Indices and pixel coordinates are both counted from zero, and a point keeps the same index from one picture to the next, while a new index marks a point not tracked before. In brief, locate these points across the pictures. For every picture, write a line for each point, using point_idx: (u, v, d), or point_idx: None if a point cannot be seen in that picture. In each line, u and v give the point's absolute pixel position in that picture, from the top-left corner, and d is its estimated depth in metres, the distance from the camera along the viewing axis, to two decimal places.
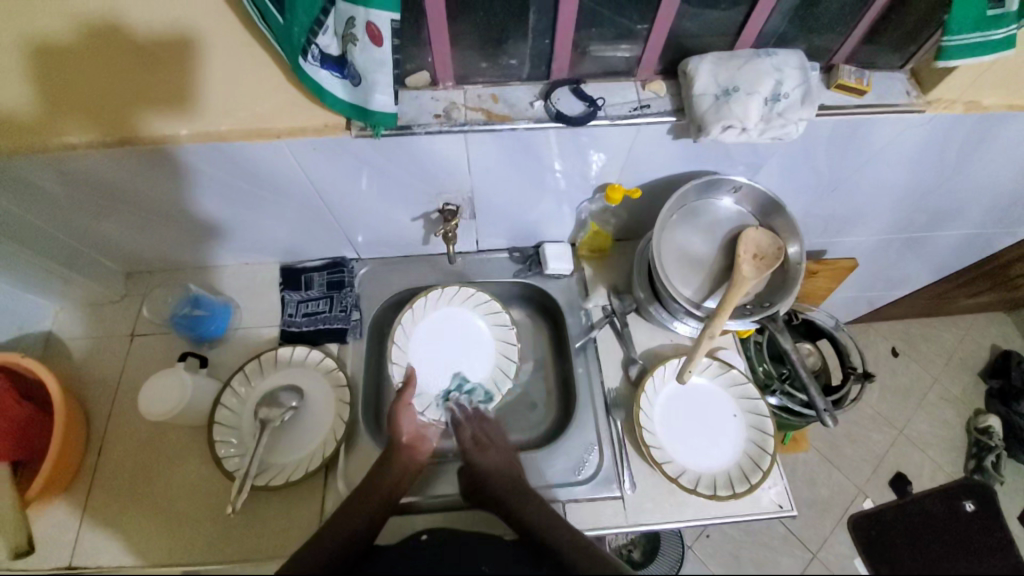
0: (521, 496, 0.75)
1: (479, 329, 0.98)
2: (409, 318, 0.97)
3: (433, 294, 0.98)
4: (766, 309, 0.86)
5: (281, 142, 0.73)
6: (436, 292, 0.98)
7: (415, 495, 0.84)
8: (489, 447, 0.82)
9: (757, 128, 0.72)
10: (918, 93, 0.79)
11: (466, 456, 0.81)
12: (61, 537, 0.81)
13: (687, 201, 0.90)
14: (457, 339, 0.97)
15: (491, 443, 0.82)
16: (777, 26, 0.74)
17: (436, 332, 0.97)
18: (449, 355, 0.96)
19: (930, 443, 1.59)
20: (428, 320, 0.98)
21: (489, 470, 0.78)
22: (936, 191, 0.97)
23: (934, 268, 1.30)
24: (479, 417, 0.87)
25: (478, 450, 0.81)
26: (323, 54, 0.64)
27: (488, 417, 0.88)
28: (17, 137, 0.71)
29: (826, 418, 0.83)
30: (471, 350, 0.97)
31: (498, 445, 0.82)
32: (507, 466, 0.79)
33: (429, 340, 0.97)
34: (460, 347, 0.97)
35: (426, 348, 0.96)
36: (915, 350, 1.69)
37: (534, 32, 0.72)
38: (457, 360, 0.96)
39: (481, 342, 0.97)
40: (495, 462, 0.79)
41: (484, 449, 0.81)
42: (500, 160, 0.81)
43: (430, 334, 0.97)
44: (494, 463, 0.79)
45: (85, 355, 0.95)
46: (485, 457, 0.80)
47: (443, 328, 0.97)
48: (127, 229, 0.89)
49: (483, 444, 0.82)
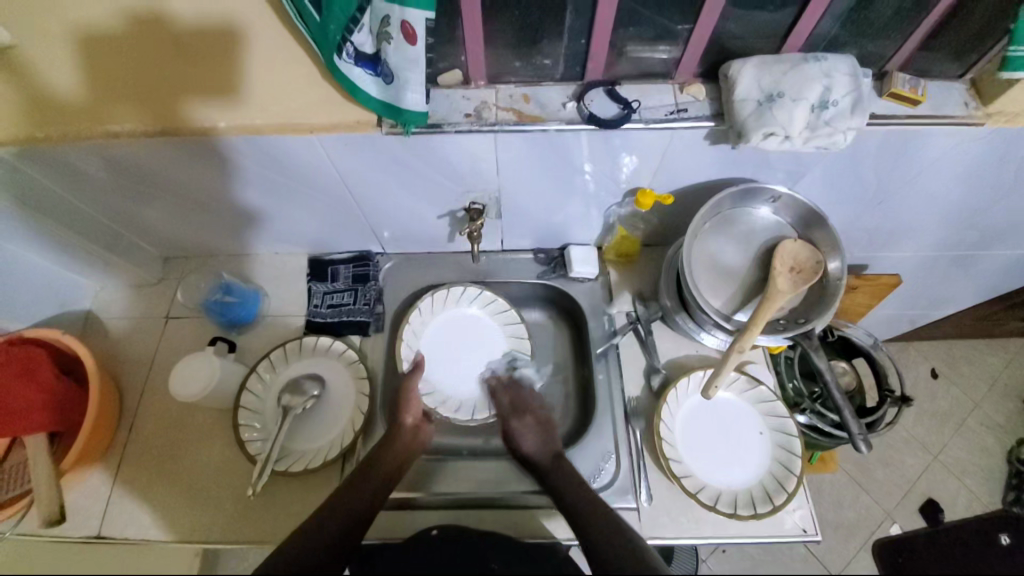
0: (552, 467, 0.78)
1: (493, 331, 0.97)
2: (426, 307, 0.97)
3: (476, 290, 0.98)
4: (801, 325, 0.82)
5: (313, 137, 0.74)
6: (480, 291, 0.98)
7: (416, 490, 0.85)
8: (524, 419, 0.85)
9: (802, 136, 0.68)
10: (978, 104, 0.74)
11: (507, 421, 0.85)
12: (91, 506, 0.85)
13: (721, 209, 0.87)
14: (472, 345, 0.97)
15: (523, 417, 0.85)
16: (827, 30, 0.71)
17: (449, 326, 0.97)
18: (457, 351, 0.96)
19: (969, 471, 1.51)
20: (442, 313, 0.98)
21: (524, 440, 0.82)
22: (991, 208, 0.91)
23: (984, 288, 1.22)
24: (515, 385, 0.90)
25: (517, 421, 0.85)
26: (357, 51, 0.63)
27: (524, 385, 0.90)
28: (65, 124, 0.75)
29: (857, 442, 0.79)
30: (481, 350, 0.96)
31: (537, 416, 0.85)
32: (543, 440, 0.82)
33: (442, 334, 0.97)
34: (470, 352, 0.96)
35: (438, 339, 0.97)
36: (957, 373, 1.60)
37: (570, 32, 0.70)
38: (464, 362, 0.96)
39: (492, 343, 0.97)
40: (528, 437, 0.82)
41: (523, 418, 0.85)
42: (529, 161, 0.80)
43: (444, 328, 0.97)
44: (530, 437, 0.82)
45: (122, 334, 0.99)
46: (519, 429, 0.84)
47: (458, 323, 0.98)
48: (166, 216, 0.92)
49: (521, 410, 0.86)
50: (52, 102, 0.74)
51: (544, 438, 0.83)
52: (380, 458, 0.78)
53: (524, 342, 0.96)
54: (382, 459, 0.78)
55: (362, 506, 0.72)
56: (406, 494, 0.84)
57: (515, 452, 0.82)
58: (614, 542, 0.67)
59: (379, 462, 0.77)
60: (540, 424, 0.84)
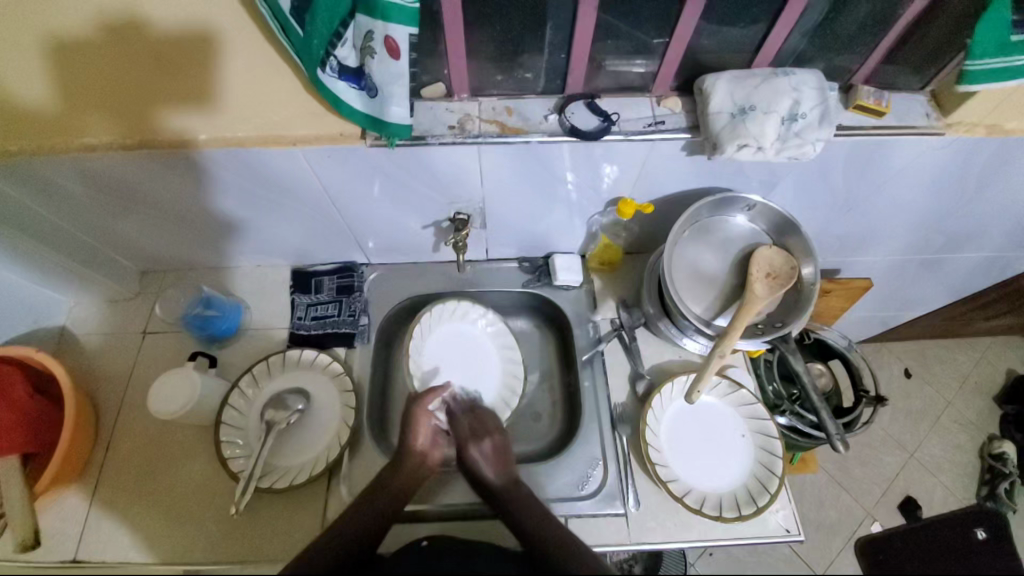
0: (512, 499, 0.75)
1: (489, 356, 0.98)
2: (426, 320, 0.97)
3: (490, 316, 0.99)
4: (778, 329, 0.85)
5: (296, 149, 0.75)
6: (493, 317, 0.99)
7: None
8: (484, 446, 0.80)
9: (774, 147, 0.71)
10: (938, 115, 0.78)
11: (465, 447, 0.80)
12: (66, 529, 0.82)
13: (699, 218, 0.89)
14: (469, 363, 0.96)
15: (476, 447, 0.80)
16: (796, 45, 0.74)
17: (448, 340, 0.97)
18: (453, 362, 0.96)
19: (943, 467, 1.56)
20: (441, 327, 0.98)
21: (481, 467, 0.78)
22: (955, 213, 0.95)
23: (951, 289, 1.28)
24: (474, 411, 0.86)
25: (475, 447, 0.80)
26: (341, 65, 0.64)
27: (483, 409, 0.87)
28: (35, 137, 0.73)
29: (836, 442, 0.81)
30: (478, 368, 0.96)
31: (495, 442, 0.81)
32: (501, 468, 0.79)
33: (440, 348, 0.96)
34: (464, 369, 0.96)
35: (437, 352, 0.96)
36: (928, 372, 1.66)
37: (550, 46, 0.72)
38: (457, 376, 0.95)
39: (488, 366, 0.97)
40: (484, 464, 0.78)
41: (481, 444, 0.80)
42: (513, 172, 0.81)
43: (443, 342, 0.97)
44: (487, 463, 0.79)
45: (97, 351, 0.96)
46: (474, 459, 0.79)
47: (456, 337, 0.98)
48: (145, 230, 0.91)
49: (479, 434, 0.81)
50: (23, 114, 0.72)
51: (501, 463, 0.80)
52: (388, 480, 0.76)
53: (516, 383, 0.96)
54: (390, 484, 0.76)
55: (365, 524, 0.70)
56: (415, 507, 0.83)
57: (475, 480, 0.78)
58: (566, 549, 0.68)
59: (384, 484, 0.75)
60: (499, 453, 0.80)
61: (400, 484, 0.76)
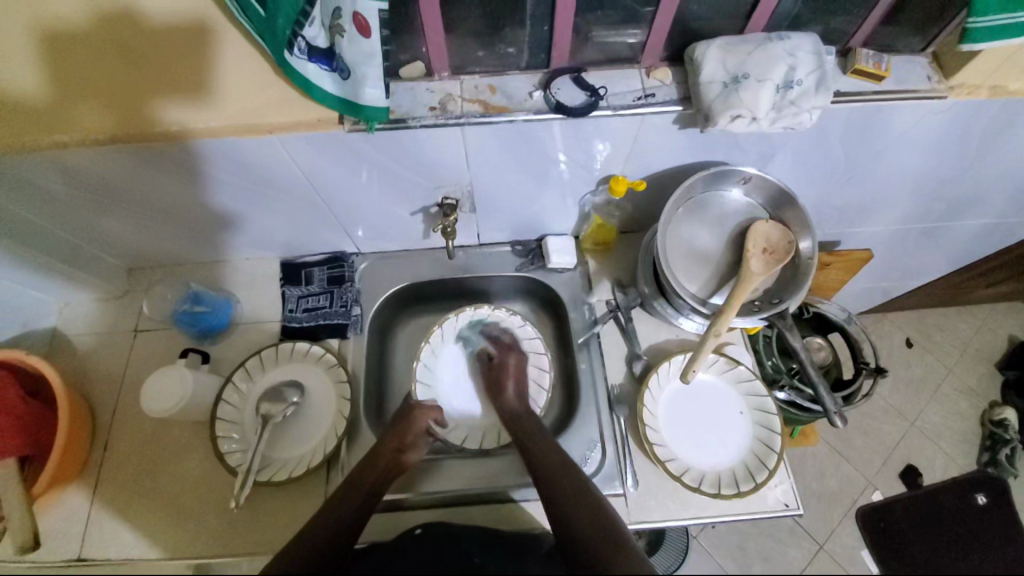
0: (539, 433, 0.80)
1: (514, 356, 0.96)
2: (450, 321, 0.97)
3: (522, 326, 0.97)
4: (775, 305, 0.83)
5: (274, 137, 0.72)
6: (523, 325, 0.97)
7: (399, 492, 0.84)
8: (507, 365, 0.90)
9: (768, 117, 0.68)
10: (941, 77, 0.75)
11: (501, 360, 0.91)
12: (69, 528, 0.82)
13: (694, 193, 0.87)
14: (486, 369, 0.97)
15: (508, 357, 0.91)
16: (790, 8, 0.70)
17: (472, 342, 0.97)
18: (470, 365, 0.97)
19: (944, 435, 1.56)
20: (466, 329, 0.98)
21: (506, 390, 0.88)
22: (957, 180, 0.93)
23: (953, 257, 1.26)
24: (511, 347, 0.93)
25: (509, 358, 0.91)
26: (310, 45, 0.61)
27: (514, 348, 0.92)
28: (10, 134, 0.70)
29: (834, 418, 0.80)
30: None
31: (514, 367, 0.90)
32: (519, 387, 0.88)
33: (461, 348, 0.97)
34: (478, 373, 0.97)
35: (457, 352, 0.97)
36: (929, 341, 1.65)
37: (532, 19, 0.69)
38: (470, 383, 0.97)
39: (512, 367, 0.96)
40: (511, 388, 0.88)
41: (507, 360, 0.91)
42: (500, 152, 0.78)
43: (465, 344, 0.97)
44: (512, 385, 0.88)
45: (89, 351, 0.95)
46: (505, 381, 0.88)
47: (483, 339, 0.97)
48: (128, 227, 0.89)
49: (506, 347, 0.93)
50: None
51: (521, 391, 0.88)
52: (363, 473, 0.76)
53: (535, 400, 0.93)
54: (369, 474, 0.76)
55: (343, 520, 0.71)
56: (389, 497, 0.83)
57: (496, 401, 0.87)
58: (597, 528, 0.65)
59: (355, 476, 0.76)
60: (517, 372, 0.89)
61: (377, 475, 0.76)
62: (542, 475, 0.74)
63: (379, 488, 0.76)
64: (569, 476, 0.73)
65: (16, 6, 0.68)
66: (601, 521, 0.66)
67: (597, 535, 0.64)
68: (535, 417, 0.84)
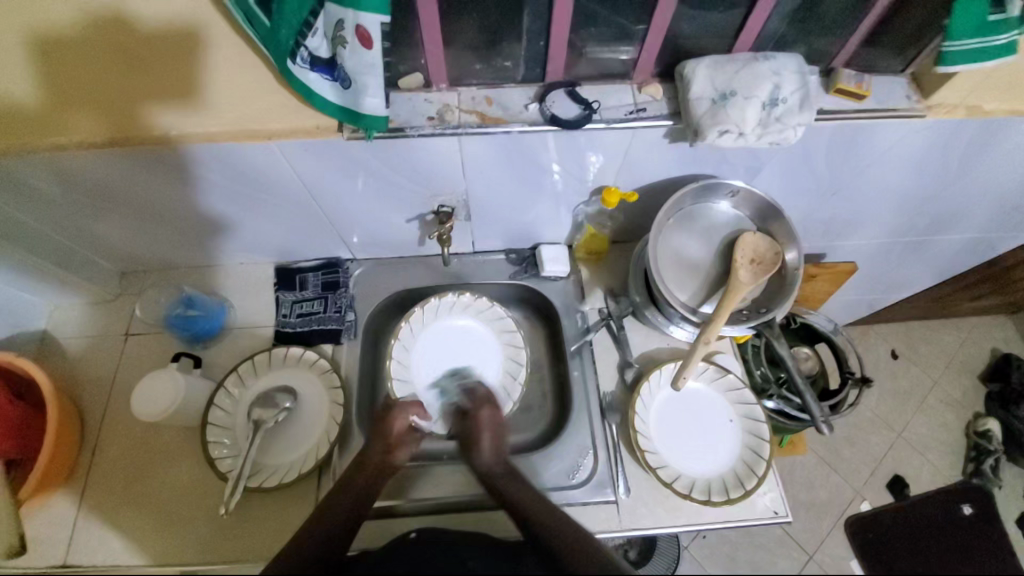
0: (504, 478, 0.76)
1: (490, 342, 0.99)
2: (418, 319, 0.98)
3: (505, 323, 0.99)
4: (763, 314, 0.85)
5: (273, 144, 0.73)
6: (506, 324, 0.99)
7: (391, 499, 0.84)
8: (480, 417, 0.82)
9: (755, 133, 0.71)
10: (919, 97, 0.78)
11: (479, 412, 0.82)
12: (54, 534, 0.81)
13: (684, 205, 0.89)
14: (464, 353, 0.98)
15: (481, 411, 0.82)
16: (776, 29, 0.73)
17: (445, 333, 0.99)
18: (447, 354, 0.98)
19: (930, 446, 1.59)
20: (433, 328, 0.99)
21: (482, 450, 0.78)
22: (937, 195, 0.96)
23: (936, 271, 1.29)
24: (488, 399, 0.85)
25: (482, 416, 0.81)
26: (312, 56, 0.63)
27: (489, 405, 0.83)
28: (11, 137, 0.71)
29: (820, 425, 0.81)
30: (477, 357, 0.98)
31: (490, 424, 0.81)
32: (497, 446, 0.79)
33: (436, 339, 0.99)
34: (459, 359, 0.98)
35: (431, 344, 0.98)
36: (915, 353, 1.69)
37: (529, 34, 0.71)
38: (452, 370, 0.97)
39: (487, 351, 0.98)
40: (484, 444, 0.79)
41: (480, 425, 0.80)
42: (496, 162, 0.80)
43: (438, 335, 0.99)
44: (485, 440, 0.79)
45: (79, 354, 0.95)
46: (479, 439, 0.79)
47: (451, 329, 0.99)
48: (123, 230, 0.89)
49: (484, 399, 0.84)
50: None
51: (499, 447, 0.79)
52: (353, 479, 0.76)
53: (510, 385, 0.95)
54: (354, 483, 0.75)
55: (331, 529, 0.70)
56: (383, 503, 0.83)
57: (472, 463, 0.79)
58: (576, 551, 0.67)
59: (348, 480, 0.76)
60: (496, 444, 0.79)
61: (367, 479, 0.76)
62: (514, 503, 0.74)
63: (370, 495, 0.75)
64: (542, 508, 0.72)
65: (20, 12, 0.69)
66: (579, 543, 0.67)
67: (579, 559, 0.65)
68: (515, 472, 0.78)
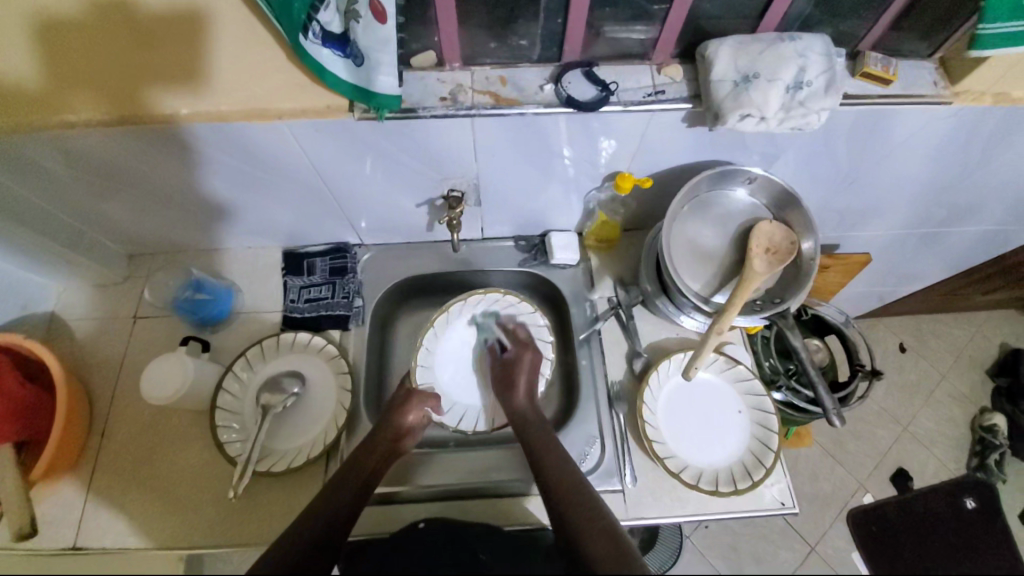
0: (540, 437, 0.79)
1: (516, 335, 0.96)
2: (440, 321, 0.96)
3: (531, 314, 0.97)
4: (777, 305, 0.84)
5: (282, 124, 0.71)
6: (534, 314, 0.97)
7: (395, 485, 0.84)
8: (519, 368, 0.87)
9: (777, 117, 0.69)
10: (946, 83, 0.76)
11: (517, 353, 0.89)
12: (64, 516, 0.82)
13: (699, 193, 0.87)
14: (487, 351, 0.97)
15: (522, 355, 0.88)
16: (801, 9, 0.71)
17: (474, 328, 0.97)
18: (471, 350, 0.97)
19: (935, 439, 1.58)
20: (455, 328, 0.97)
21: (518, 393, 0.85)
22: (957, 186, 0.94)
23: (950, 263, 1.27)
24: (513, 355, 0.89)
25: (516, 367, 0.87)
26: (324, 31, 0.62)
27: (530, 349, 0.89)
28: (16, 114, 0.69)
29: (832, 417, 0.81)
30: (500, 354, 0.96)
31: (528, 369, 0.87)
32: (529, 387, 0.86)
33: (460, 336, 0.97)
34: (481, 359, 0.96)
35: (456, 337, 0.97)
36: (923, 346, 1.67)
37: (546, 12, 0.69)
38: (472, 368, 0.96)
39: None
40: (523, 385, 0.86)
41: (517, 371, 0.87)
42: (507, 145, 0.78)
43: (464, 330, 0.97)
44: (524, 380, 0.86)
45: (87, 336, 0.94)
46: (517, 382, 0.86)
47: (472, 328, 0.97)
48: (129, 211, 0.88)
49: (524, 342, 0.90)
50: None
51: (532, 388, 0.86)
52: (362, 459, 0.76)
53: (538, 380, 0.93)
54: (367, 460, 0.77)
55: (341, 508, 0.71)
56: (386, 489, 0.83)
57: (507, 408, 0.85)
58: (604, 539, 0.63)
59: (356, 462, 0.76)
60: (534, 366, 0.88)
61: (377, 460, 0.77)
62: (550, 491, 0.72)
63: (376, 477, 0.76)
64: (575, 490, 0.71)
65: None
66: (605, 531, 0.64)
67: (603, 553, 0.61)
68: (546, 421, 0.82)
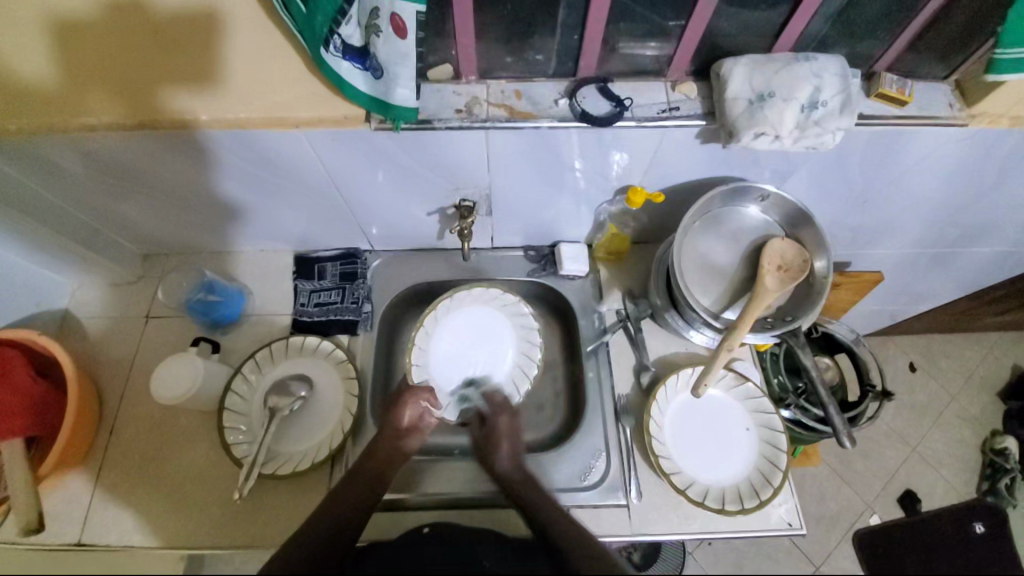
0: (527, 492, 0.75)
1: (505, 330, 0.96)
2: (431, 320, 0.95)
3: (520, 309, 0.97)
4: (788, 323, 0.83)
5: (299, 132, 0.72)
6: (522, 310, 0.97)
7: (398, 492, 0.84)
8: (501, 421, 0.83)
9: (791, 136, 0.69)
10: (962, 105, 0.75)
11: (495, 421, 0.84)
12: (71, 512, 0.82)
13: (711, 208, 0.87)
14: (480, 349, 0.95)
15: (498, 418, 0.84)
16: (818, 29, 0.71)
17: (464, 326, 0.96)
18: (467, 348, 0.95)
19: (944, 461, 1.56)
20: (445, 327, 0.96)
21: (499, 458, 0.80)
22: (972, 207, 0.93)
23: (963, 284, 1.26)
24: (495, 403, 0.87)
25: (496, 423, 0.83)
26: (345, 43, 0.63)
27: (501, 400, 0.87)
28: (34, 117, 0.70)
29: (843, 437, 0.80)
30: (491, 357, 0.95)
31: (507, 427, 0.83)
32: (513, 452, 0.81)
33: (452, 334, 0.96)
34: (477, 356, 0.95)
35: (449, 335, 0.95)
36: (934, 367, 1.65)
37: (562, 27, 0.70)
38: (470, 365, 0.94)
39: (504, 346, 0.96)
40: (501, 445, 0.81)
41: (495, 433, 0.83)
42: (520, 157, 0.78)
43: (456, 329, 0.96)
44: (504, 448, 0.81)
45: (100, 334, 0.96)
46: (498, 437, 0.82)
47: (468, 325, 0.96)
48: (146, 212, 0.89)
49: (500, 408, 0.86)
50: (20, 90, 0.71)
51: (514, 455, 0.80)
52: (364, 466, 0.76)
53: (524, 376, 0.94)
54: (365, 468, 0.76)
55: (343, 515, 0.71)
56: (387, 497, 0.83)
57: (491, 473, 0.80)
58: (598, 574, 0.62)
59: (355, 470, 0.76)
60: (511, 430, 0.83)
61: (376, 466, 0.77)
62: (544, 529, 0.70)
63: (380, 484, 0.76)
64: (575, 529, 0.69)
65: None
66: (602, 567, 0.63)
67: None
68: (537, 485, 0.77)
